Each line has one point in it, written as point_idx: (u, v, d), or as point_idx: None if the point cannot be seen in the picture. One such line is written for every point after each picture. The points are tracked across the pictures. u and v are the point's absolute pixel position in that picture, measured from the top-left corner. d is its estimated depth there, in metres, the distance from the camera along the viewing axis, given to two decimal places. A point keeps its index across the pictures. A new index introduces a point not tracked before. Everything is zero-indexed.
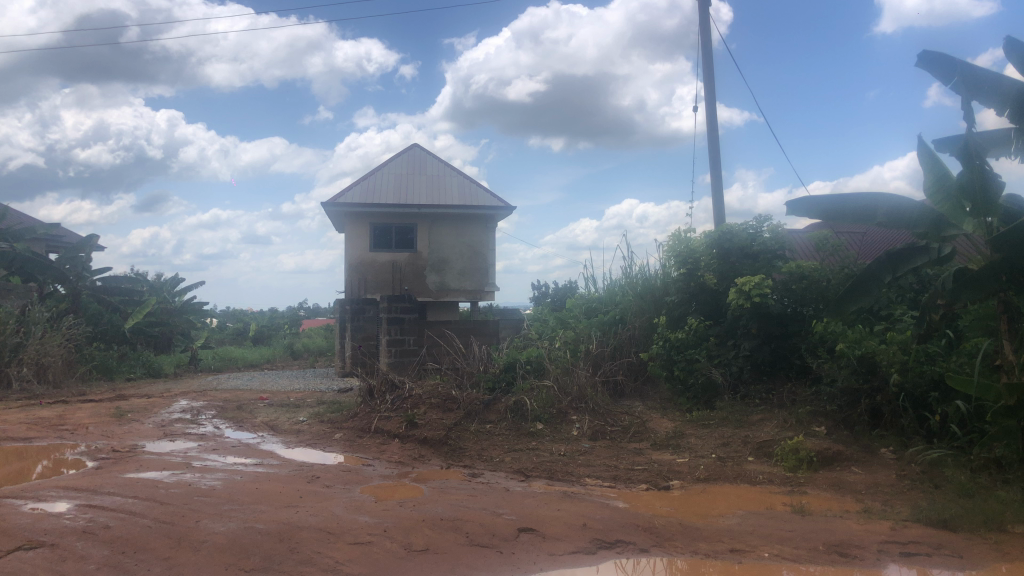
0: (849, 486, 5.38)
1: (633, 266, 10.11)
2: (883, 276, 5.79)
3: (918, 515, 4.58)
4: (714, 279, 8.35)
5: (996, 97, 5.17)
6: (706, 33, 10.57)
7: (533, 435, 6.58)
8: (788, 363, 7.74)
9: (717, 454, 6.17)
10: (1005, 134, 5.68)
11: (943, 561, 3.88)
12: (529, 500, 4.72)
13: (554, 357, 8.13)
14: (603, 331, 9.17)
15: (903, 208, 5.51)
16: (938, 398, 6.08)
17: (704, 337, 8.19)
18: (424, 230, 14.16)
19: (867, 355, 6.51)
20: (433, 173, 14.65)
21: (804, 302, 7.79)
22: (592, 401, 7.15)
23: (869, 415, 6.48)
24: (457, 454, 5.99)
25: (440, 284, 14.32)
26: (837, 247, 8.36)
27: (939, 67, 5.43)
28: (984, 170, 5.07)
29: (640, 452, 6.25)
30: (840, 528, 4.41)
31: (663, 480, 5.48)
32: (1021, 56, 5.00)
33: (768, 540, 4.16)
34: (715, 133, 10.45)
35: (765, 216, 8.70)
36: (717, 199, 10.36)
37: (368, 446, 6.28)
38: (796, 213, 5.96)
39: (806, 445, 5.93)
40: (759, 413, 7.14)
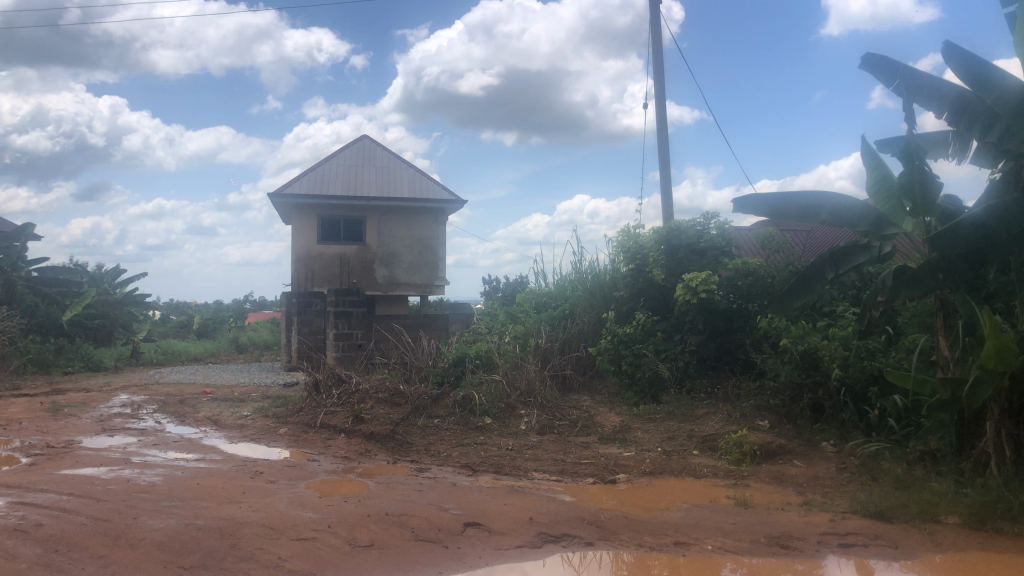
0: (790, 479, 5.48)
1: (583, 261, 10.17)
2: (827, 273, 5.93)
3: (856, 507, 4.69)
4: (662, 274, 8.46)
5: (936, 100, 5.29)
6: (656, 30, 10.66)
7: (481, 429, 6.57)
8: (733, 358, 7.90)
9: (663, 448, 6.24)
10: (943, 136, 5.84)
11: (880, 551, 3.98)
12: (475, 495, 4.71)
13: (503, 351, 8.13)
14: (552, 325, 9.20)
15: (845, 208, 5.63)
16: (877, 393, 6.27)
17: (651, 332, 8.30)
18: (373, 223, 14.05)
19: (810, 350, 6.71)
20: (383, 165, 14.51)
21: (749, 298, 7.96)
22: (541, 395, 7.17)
23: (811, 410, 6.63)
24: (404, 448, 5.96)
25: (389, 278, 14.20)
26: (781, 244, 8.48)
27: (881, 69, 5.53)
28: (924, 172, 5.20)
29: (587, 446, 6.28)
30: (781, 520, 4.49)
31: (610, 473, 5.53)
32: (959, 60, 5.13)
33: (711, 533, 4.22)
34: (664, 131, 10.55)
35: (712, 213, 8.83)
36: (666, 196, 10.46)
37: (314, 441, 6.21)
38: (742, 211, 6.05)
39: (750, 439, 6.04)
40: (704, 408, 7.22)
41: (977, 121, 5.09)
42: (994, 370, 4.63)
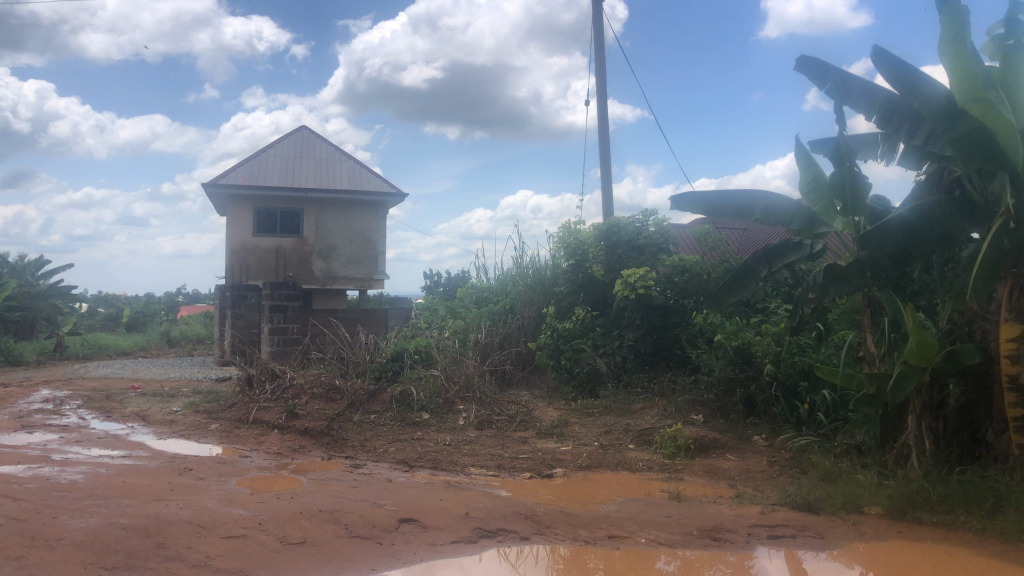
0: (723, 472, 5.58)
1: (523, 256, 10.19)
2: (760, 270, 6.05)
3: (786, 499, 4.79)
4: (602, 270, 8.53)
5: (866, 103, 5.43)
6: (598, 28, 10.73)
7: (419, 425, 6.54)
8: (670, 353, 7.98)
9: (599, 442, 6.29)
10: (873, 138, 6.01)
11: (806, 542, 4.08)
12: (411, 491, 4.68)
13: (443, 346, 8.10)
14: (493, 320, 9.18)
15: (779, 207, 5.75)
16: (807, 388, 6.44)
17: (590, 328, 8.34)
18: (311, 216, 13.85)
19: (743, 346, 6.87)
20: (323, 157, 14.31)
21: (686, 293, 8.10)
22: (479, 390, 7.16)
23: (743, 404, 6.78)
24: (339, 445, 5.89)
25: (327, 271, 14.03)
26: (717, 242, 8.61)
27: (814, 71, 5.65)
28: (853, 171, 5.32)
29: (525, 441, 6.29)
30: (713, 513, 4.57)
31: (547, 468, 5.55)
32: (888, 65, 5.27)
33: (645, 526, 4.27)
34: (606, 128, 10.63)
35: (651, 210, 8.93)
36: (607, 192, 10.55)
37: (246, 437, 6.09)
38: (679, 208, 6.13)
39: (684, 433, 6.13)
40: (641, 402, 7.30)
41: (905, 124, 5.24)
42: (917, 365, 4.78)
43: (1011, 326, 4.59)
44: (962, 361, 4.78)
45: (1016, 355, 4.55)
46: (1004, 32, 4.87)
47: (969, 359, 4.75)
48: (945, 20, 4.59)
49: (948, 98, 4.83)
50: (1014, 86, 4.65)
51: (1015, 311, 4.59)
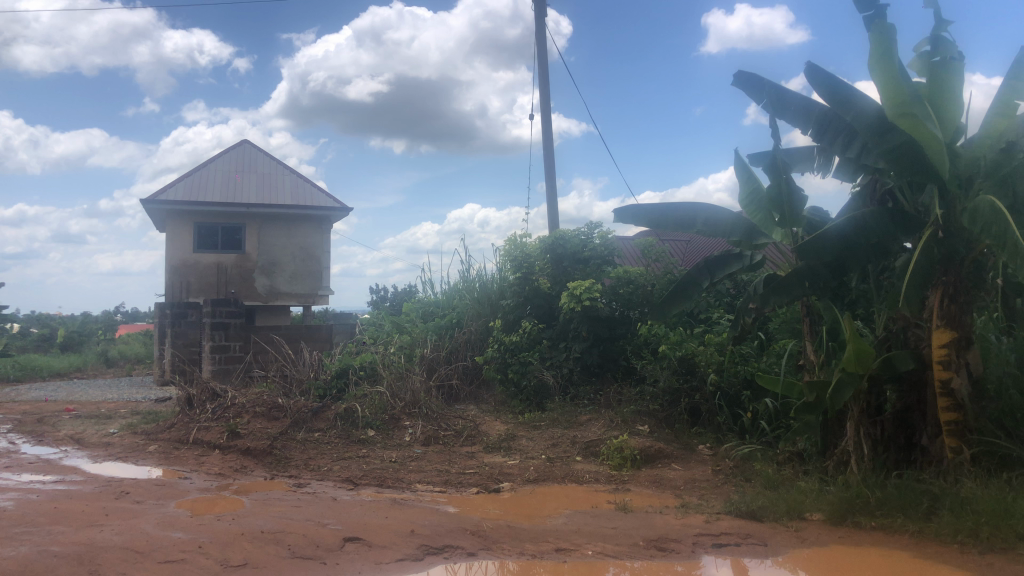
0: (668, 482, 5.64)
1: (470, 270, 10.18)
2: (702, 281, 6.15)
3: (730, 507, 4.86)
4: (548, 282, 8.56)
5: (801, 117, 5.56)
6: (541, 42, 10.82)
7: (363, 442, 6.47)
8: (615, 364, 8.03)
9: (546, 455, 6.30)
10: (808, 151, 6.15)
11: (750, 549, 4.14)
12: (356, 509, 4.63)
13: (388, 361, 8.04)
14: (439, 335, 9.13)
15: (718, 219, 5.85)
16: (750, 396, 6.56)
17: (537, 340, 8.34)
18: (253, 231, 13.67)
19: (687, 357, 6.97)
20: (266, 171, 14.12)
21: (631, 305, 8.23)
22: (425, 406, 7.11)
23: (688, 414, 6.89)
24: (282, 464, 5.80)
25: (269, 287, 13.84)
26: (661, 254, 8.74)
27: (750, 86, 5.77)
28: (790, 184, 5.43)
29: (472, 456, 6.27)
30: (659, 523, 4.61)
31: (494, 482, 5.54)
32: (821, 80, 5.40)
33: (591, 538, 4.29)
34: (550, 142, 10.70)
35: (596, 223, 9.02)
36: (552, 206, 10.61)
37: (186, 458, 5.96)
38: (622, 221, 6.20)
39: (630, 444, 6.18)
40: (587, 414, 7.33)
41: (838, 137, 5.38)
42: (855, 373, 4.89)
43: (943, 332, 4.74)
44: (897, 367, 4.91)
45: (948, 361, 4.71)
46: (930, 49, 5.04)
47: (904, 365, 4.87)
48: (874, 39, 4.74)
49: (879, 114, 4.99)
50: (941, 100, 4.82)
51: (946, 317, 4.75)
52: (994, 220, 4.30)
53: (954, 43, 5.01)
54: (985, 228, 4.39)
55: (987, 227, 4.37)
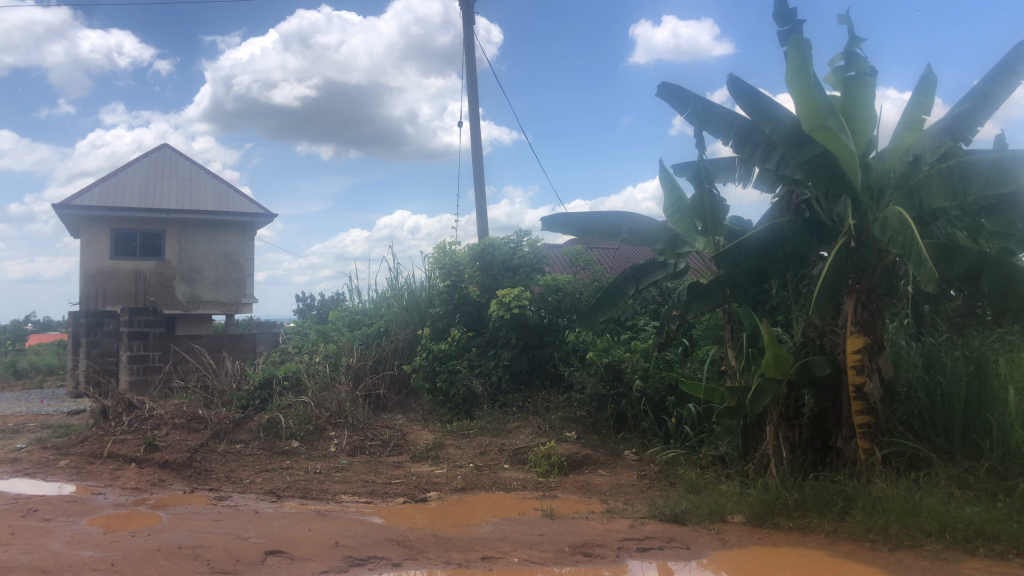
0: (594, 488, 5.71)
1: (397, 277, 10.11)
2: (628, 289, 6.25)
3: (654, 511, 4.94)
4: (477, 290, 8.56)
5: (724, 129, 5.68)
6: (470, 50, 10.85)
7: (287, 453, 6.37)
8: (544, 371, 8.08)
9: (474, 463, 6.30)
10: (730, 161, 6.31)
11: (673, 552, 4.22)
12: (278, 522, 4.54)
13: (314, 371, 7.93)
14: (366, 343, 9.02)
15: (644, 228, 5.95)
16: (674, 401, 6.70)
17: (465, 348, 8.33)
18: (173, 237, 13.32)
19: (613, 363, 7.08)
20: (187, 177, 13.74)
21: (559, 312, 8.32)
22: (352, 416, 7.02)
23: (614, 419, 6.99)
24: (202, 477, 5.67)
25: (190, 295, 13.50)
26: (589, 261, 8.83)
27: (674, 97, 5.88)
28: (713, 194, 5.55)
29: (399, 466, 6.23)
30: (585, 529, 4.66)
31: (421, 492, 5.51)
32: (742, 93, 5.52)
33: (517, 545, 4.30)
34: (478, 150, 10.72)
35: (525, 231, 9.07)
36: (481, 214, 10.63)
37: (99, 473, 5.76)
38: (551, 229, 6.25)
39: (557, 450, 6.23)
40: (515, 421, 7.35)
41: (759, 149, 5.52)
42: (773, 378, 5.02)
43: (856, 338, 4.91)
44: (814, 372, 5.06)
45: (861, 365, 4.88)
46: (844, 64, 5.20)
47: (820, 370, 5.03)
48: (791, 54, 4.87)
49: (795, 126, 5.15)
50: (853, 115, 5.00)
51: (859, 323, 4.91)
52: (902, 230, 4.47)
53: (867, 59, 5.18)
54: (893, 238, 4.57)
55: (895, 237, 4.54)
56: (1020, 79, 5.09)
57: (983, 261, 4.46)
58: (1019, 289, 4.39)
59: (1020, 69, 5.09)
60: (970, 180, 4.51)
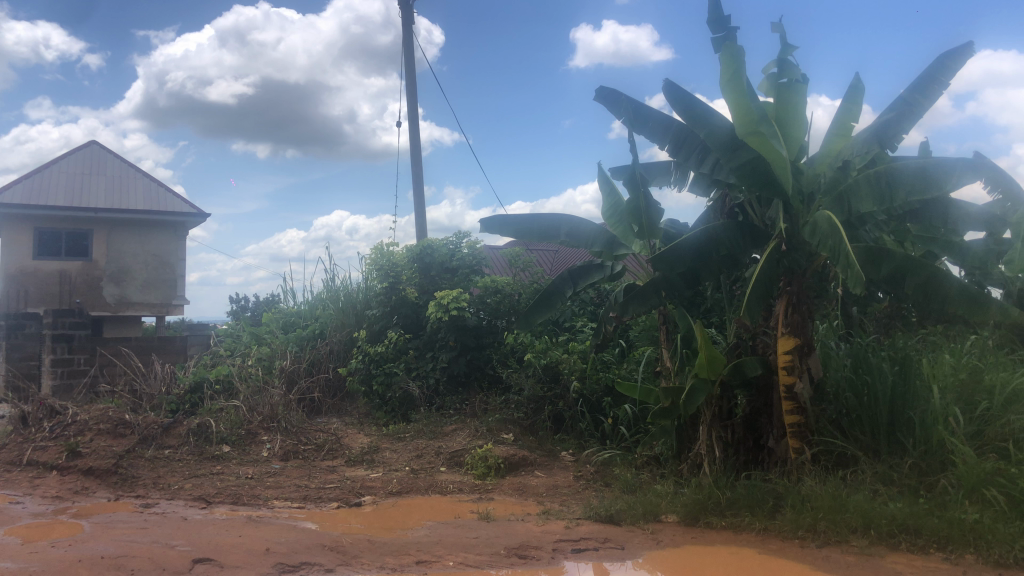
0: (531, 490, 5.72)
1: (333, 279, 9.98)
2: (566, 290, 6.29)
3: (590, 512, 4.97)
4: (415, 292, 8.50)
5: (659, 133, 5.75)
6: (409, 49, 10.79)
7: (217, 458, 6.24)
8: (482, 373, 8.08)
9: (410, 466, 6.25)
10: (665, 165, 6.39)
11: (608, 553, 4.25)
12: (207, 529, 4.43)
13: (247, 373, 7.76)
14: (300, 346, 8.87)
15: (581, 230, 5.99)
16: (611, 402, 6.77)
17: (403, 350, 8.25)
18: (100, 237, 12.93)
19: (551, 364, 7.09)
20: (115, 174, 13.35)
21: (498, 314, 8.32)
22: (285, 420, 6.91)
23: (551, 421, 7.05)
24: (128, 484, 5.51)
25: (119, 296, 13.16)
26: (528, 263, 8.85)
27: (612, 101, 5.94)
28: (648, 197, 5.61)
29: (333, 470, 6.14)
30: (521, 531, 4.67)
31: (355, 496, 5.44)
32: (677, 98, 5.60)
33: (453, 549, 4.28)
34: (417, 151, 10.67)
35: (464, 232, 9.05)
36: (419, 215, 10.57)
37: (17, 481, 5.54)
38: (489, 231, 6.25)
39: (494, 452, 6.22)
40: (453, 424, 7.32)
41: (693, 153, 5.60)
42: (707, 378, 5.10)
43: (787, 339, 5.02)
44: (746, 373, 5.15)
45: (791, 366, 4.99)
46: (776, 71, 5.31)
47: (752, 371, 5.13)
48: (724, 60, 4.96)
49: (728, 131, 5.25)
50: (785, 121, 5.11)
51: (789, 325, 5.01)
52: (831, 234, 4.59)
53: (798, 67, 5.30)
54: (822, 241, 4.68)
55: (824, 240, 4.66)
56: (942, 90, 5.29)
57: (907, 264, 4.60)
58: (941, 291, 4.54)
59: (943, 80, 5.30)
60: (895, 186, 4.66)
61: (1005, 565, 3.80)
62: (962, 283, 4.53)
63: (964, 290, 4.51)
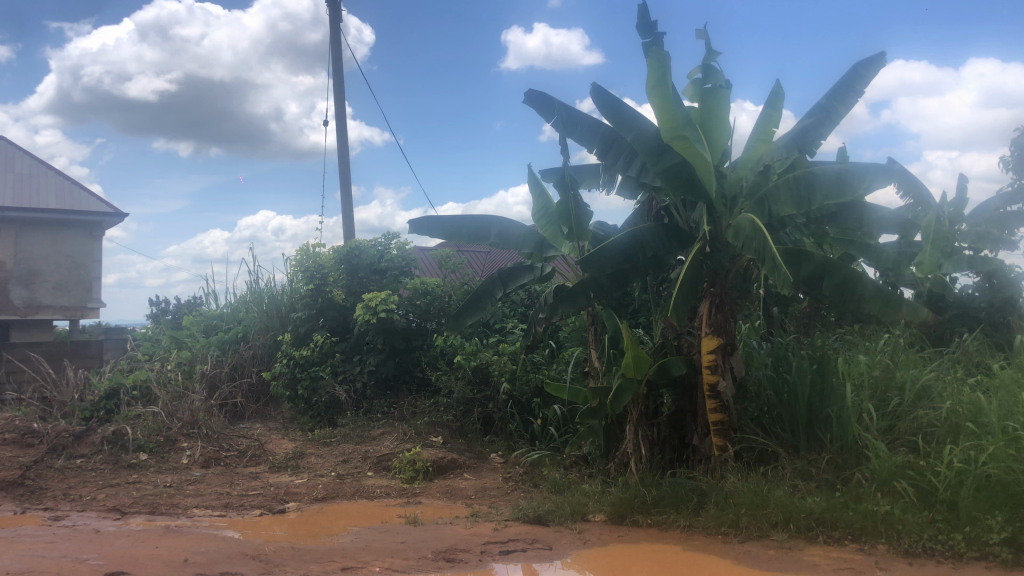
0: (459, 492, 5.69)
1: (258, 280, 9.77)
2: (496, 292, 6.28)
3: (518, 513, 4.97)
4: (342, 294, 8.33)
5: (588, 137, 5.79)
6: (336, 46, 10.64)
7: (134, 467, 6.04)
8: (410, 376, 8.05)
9: (336, 471, 6.15)
10: (594, 168, 6.45)
11: (536, 554, 4.25)
12: (121, 541, 4.28)
13: (166, 379, 7.54)
14: (222, 350, 8.65)
15: (511, 232, 5.99)
16: (540, 403, 6.81)
17: (329, 354, 8.02)
18: (8, 237, 12.39)
19: (481, 366, 7.08)
20: (25, 171, 12.80)
21: (427, 316, 8.27)
22: (206, 426, 6.73)
23: (480, 423, 7.04)
24: (36, 495, 5.28)
25: (28, 299, 12.59)
26: (458, 265, 8.81)
27: (541, 104, 5.96)
28: (578, 201, 5.66)
29: (256, 477, 6.01)
30: (449, 534, 4.64)
31: (279, 503, 5.32)
32: (605, 102, 5.65)
33: (379, 554, 4.22)
34: (345, 151, 10.53)
35: (393, 232, 8.97)
36: (346, 216, 10.43)
37: None
38: (418, 232, 6.19)
39: (422, 456, 6.16)
40: (380, 428, 7.24)
41: (621, 157, 5.67)
42: (634, 378, 5.15)
43: (711, 339, 5.11)
44: (672, 372, 5.23)
45: (715, 365, 5.07)
46: (701, 76, 5.40)
47: (677, 370, 5.21)
48: (651, 65, 5.02)
49: (655, 135, 5.32)
50: (709, 126, 5.20)
51: (713, 324, 5.10)
52: (754, 236, 4.69)
53: (722, 73, 5.40)
54: (745, 243, 4.78)
55: (748, 243, 4.75)
56: (857, 98, 5.47)
57: (825, 265, 4.74)
58: (857, 292, 4.70)
59: (859, 88, 5.48)
60: (813, 190, 4.79)
61: (915, 554, 3.94)
62: (876, 284, 4.69)
63: (878, 291, 4.67)
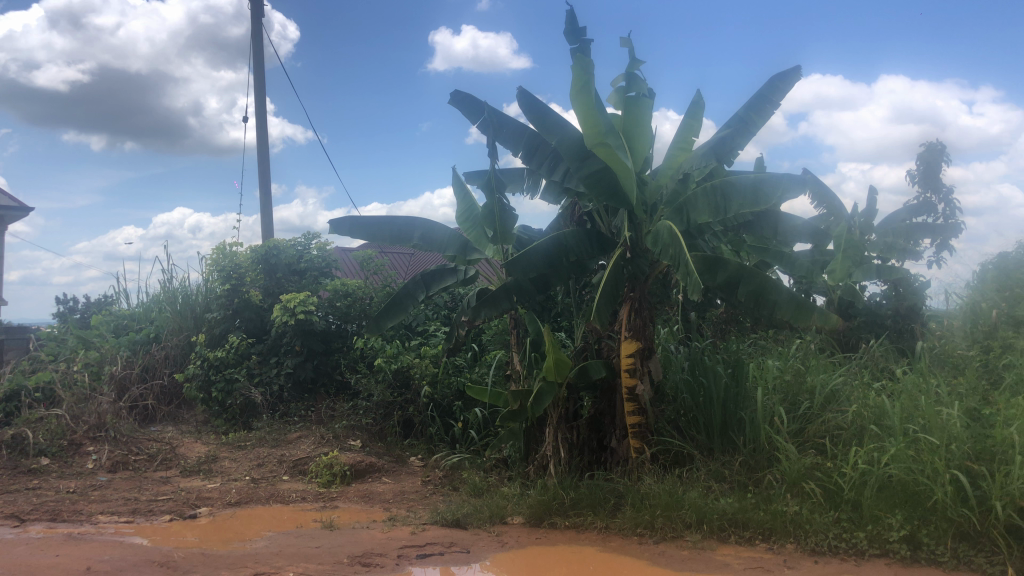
0: (377, 496, 5.64)
1: (171, 279, 9.49)
2: (418, 294, 6.25)
3: (436, 517, 4.95)
4: (259, 294, 8.17)
5: (514, 140, 5.81)
6: (257, 41, 10.42)
7: (34, 472, 5.79)
8: (329, 379, 7.96)
9: (251, 475, 6.02)
10: (519, 172, 6.48)
11: (454, 558, 4.24)
12: (18, 549, 4.10)
13: (72, 380, 7.26)
14: (132, 351, 8.36)
15: (434, 234, 5.96)
16: (461, 406, 6.81)
17: (246, 355, 7.90)
18: None
19: (401, 370, 7.03)
20: None
21: (348, 318, 8.17)
22: (114, 429, 6.49)
23: (401, 426, 7.01)
24: None
25: None
26: (379, 266, 8.73)
27: (467, 106, 5.95)
28: (502, 204, 5.67)
29: (166, 481, 5.83)
30: (365, 539, 4.59)
31: (189, 509, 5.17)
32: (531, 107, 5.68)
33: (293, 560, 4.15)
34: (265, 148, 10.32)
35: (313, 232, 8.84)
36: (266, 214, 10.23)
37: None
38: (339, 232, 6.09)
39: (340, 460, 6.09)
40: (297, 431, 7.11)
41: (545, 162, 5.71)
42: (554, 381, 5.20)
43: (630, 343, 5.18)
44: (591, 376, 5.31)
45: (633, 368, 5.16)
46: (625, 84, 5.49)
47: (597, 374, 5.29)
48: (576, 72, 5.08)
49: (579, 141, 5.37)
50: (632, 133, 5.29)
51: (632, 329, 5.18)
52: (671, 243, 4.79)
53: (645, 82, 5.51)
54: (664, 250, 4.88)
55: (665, 249, 4.86)
56: (774, 110, 5.65)
57: (740, 272, 4.86)
58: (772, 298, 4.82)
59: (775, 100, 5.65)
60: (730, 198, 4.91)
61: (820, 552, 4.09)
62: (790, 291, 4.81)
63: (791, 298, 4.79)
